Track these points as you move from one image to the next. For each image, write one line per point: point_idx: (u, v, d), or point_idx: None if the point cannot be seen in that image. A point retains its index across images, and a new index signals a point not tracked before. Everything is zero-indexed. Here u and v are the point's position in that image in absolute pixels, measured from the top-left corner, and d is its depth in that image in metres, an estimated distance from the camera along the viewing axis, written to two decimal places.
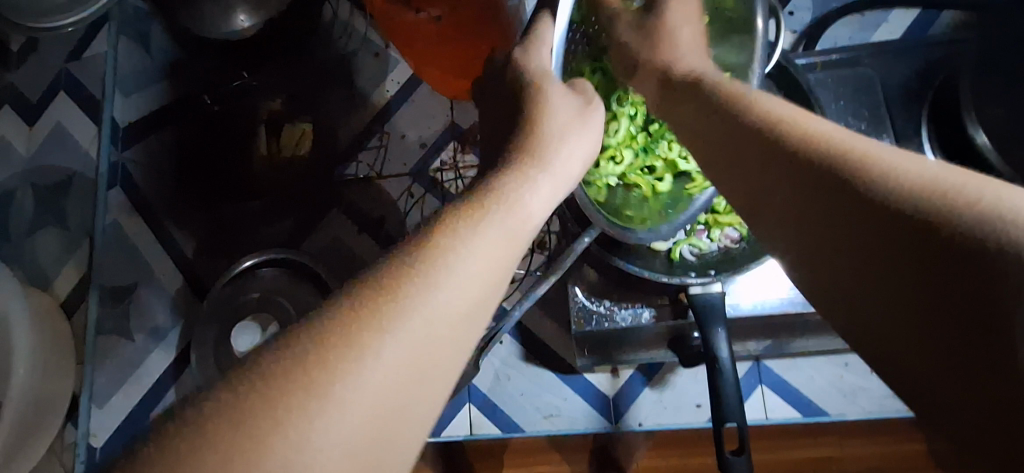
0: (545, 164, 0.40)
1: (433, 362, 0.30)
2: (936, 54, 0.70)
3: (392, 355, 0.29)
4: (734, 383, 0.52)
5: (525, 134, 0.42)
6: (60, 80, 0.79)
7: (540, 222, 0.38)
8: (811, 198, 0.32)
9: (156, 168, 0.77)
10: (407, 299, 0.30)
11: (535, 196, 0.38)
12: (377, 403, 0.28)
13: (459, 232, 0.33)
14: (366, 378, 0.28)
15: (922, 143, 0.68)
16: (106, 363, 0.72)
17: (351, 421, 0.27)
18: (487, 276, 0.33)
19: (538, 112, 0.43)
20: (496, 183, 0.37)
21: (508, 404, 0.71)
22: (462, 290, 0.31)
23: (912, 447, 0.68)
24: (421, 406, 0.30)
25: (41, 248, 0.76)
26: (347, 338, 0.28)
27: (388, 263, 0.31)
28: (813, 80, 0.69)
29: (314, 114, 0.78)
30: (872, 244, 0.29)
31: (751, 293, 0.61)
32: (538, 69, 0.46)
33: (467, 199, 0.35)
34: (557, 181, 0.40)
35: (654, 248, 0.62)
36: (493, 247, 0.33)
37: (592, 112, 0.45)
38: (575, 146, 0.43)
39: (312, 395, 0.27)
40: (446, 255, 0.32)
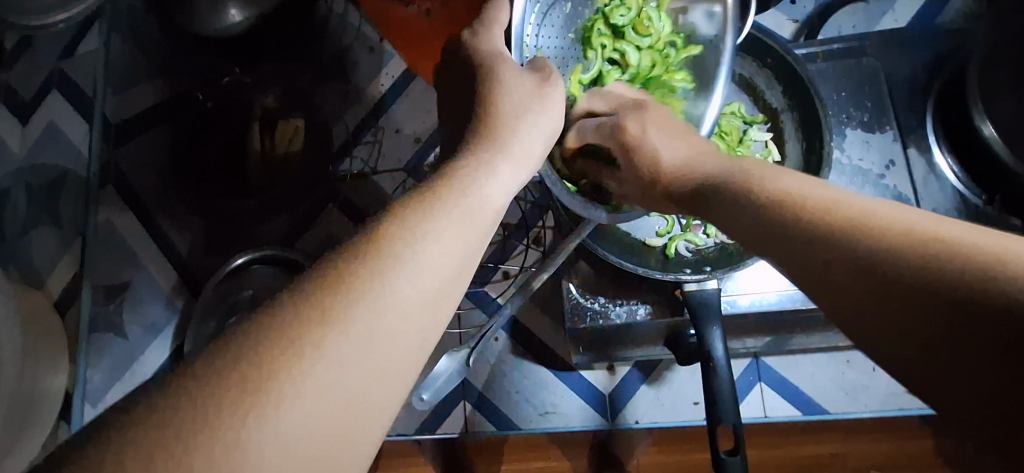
0: (505, 150, 0.40)
1: (392, 355, 0.29)
2: (941, 42, 0.68)
3: (345, 351, 0.28)
4: (730, 382, 0.51)
5: (484, 123, 0.42)
6: (52, 78, 0.79)
7: (502, 209, 0.37)
8: (790, 243, 0.34)
9: (149, 165, 0.78)
10: (356, 294, 0.29)
11: (495, 183, 0.37)
12: (336, 395, 0.27)
13: (407, 222, 0.32)
14: (319, 377, 0.27)
15: (926, 136, 0.66)
16: (101, 362, 0.72)
17: (305, 423, 0.26)
18: (446, 264, 0.32)
19: (493, 102, 0.43)
20: (450, 170, 0.37)
21: (503, 400, 0.71)
22: (413, 280, 0.31)
23: (922, 445, 0.65)
24: (381, 401, 0.29)
25: (33, 247, 0.76)
26: (290, 335, 0.27)
27: (335, 257, 0.31)
28: (814, 71, 0.68)
29: (305, 110, 0.78)
30: (852, 284, 0.30)
31: (748, 290, 0.61)
32: (488, 51, 0.46)
33: (422, 189, 0.35)
34: (518, 166, 0.40)
35: (649, 245, 0.62)
36: (452, 234, 0.33)
37: (548, 89, 0.45)
38: (535, 131, 0.43)
39: (266, 400, 0.26)
40: (393, 245, 0.31)
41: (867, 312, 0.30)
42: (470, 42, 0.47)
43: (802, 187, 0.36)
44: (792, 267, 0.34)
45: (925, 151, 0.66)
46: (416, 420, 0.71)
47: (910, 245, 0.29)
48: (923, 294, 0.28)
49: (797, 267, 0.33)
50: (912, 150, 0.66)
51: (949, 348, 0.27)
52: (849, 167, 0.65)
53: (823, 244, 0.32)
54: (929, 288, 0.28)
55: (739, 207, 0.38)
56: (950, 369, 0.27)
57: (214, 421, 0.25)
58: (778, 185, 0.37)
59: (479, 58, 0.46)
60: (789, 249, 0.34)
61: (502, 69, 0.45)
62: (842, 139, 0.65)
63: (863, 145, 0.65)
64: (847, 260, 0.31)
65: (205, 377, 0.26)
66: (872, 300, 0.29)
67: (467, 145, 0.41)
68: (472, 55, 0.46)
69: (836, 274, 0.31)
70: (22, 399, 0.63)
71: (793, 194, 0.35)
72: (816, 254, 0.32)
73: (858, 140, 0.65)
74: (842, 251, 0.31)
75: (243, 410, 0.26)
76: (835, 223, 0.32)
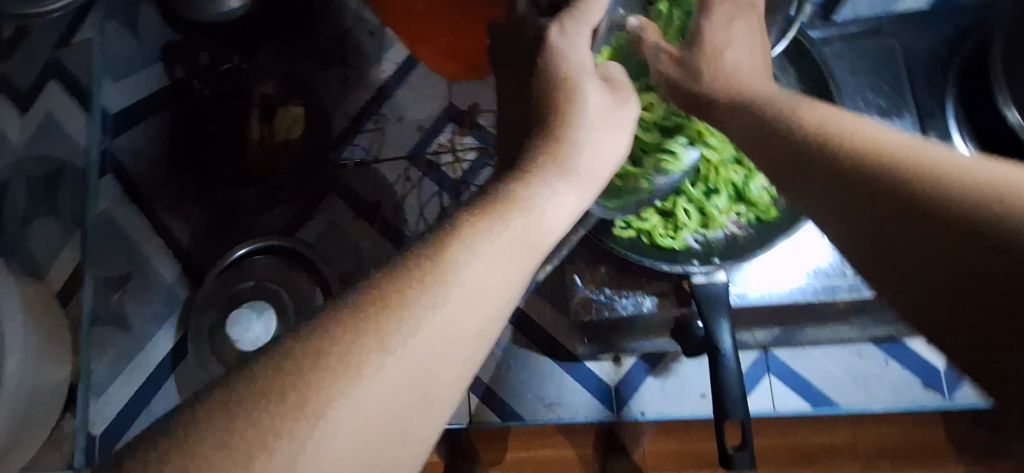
0: (571, 173, 0.39)
1: (442, 381, 0.30)
2: (962, 20, 0.66)
3: (397, 382, 0.28)
4: (738, 378, 0.50)
5: (551, 135, 0.40)
6: (49, 68, 0.79)
7: (558, 233, 0.37)
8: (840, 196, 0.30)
9: (149, 154, 0.77)
10: (417, 317, 0.29)
11: (556, 207, 0.37)
12: (387, 418, 0.28)
13: (472, 247, 0.32)
14: (375, 404, 0.27)
15: (946, 120, 0.64)
16: (105, 353, 0.73)
17: (357, 445, 0.27)
18: (500, 294, 0.32)
19: (567, 112, 0.41)
20: (515, 190, 0.36)
21: (507, 392, 0.70)
22: (473, 306, 0.31)
23: (934, 434, 0.67)
24: (425, 427, 0.29)
25: (31, 241, 0.74)
26: (348, 356, 0.28)
27: (395, 276, 0.30)
28: (830, 54, 0.65)
29: (306, 97, 0.76)
30: (882, 233, 0.27)
31: (759, 282, 0.59)
32: (571, 60, 0.43)
33: (482, 206, 0.34)
34: (580, 189, 0.38)
35: (657, 244, 0.57)
36: (512, 266, 0.33)
37: (624, 110, 0.43)
38: (601, 149, 0.41)
39: (308, 424, 0.26)
40: (458, 269, 0.31)
41: (885, 265, 0.27)
42: (556, 42, 0.44)
43: (861, 129, 0.31)
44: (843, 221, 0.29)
45: (944, 138, 0.63)
46: None
47: (969, 201, 0.25)
48: (953, 242, 0.25)
49: (839, 216, 0.30)
50: (930, 134, 0.64)
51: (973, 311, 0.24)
52: None
53: (863, 192, 0.28)
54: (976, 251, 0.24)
55: (799, 153, 0.32)
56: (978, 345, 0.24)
57: (223, 438, 0.25)
58: (860, 136, 0.31)
59: (550, 66, 0.43)
60: (838, 200, 0.30)
61: (585, 81, 0.42)
62: None
63: None
64: (910, 221, 0.26)
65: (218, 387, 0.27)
66: (920, 259, 0.26)
67: (529, 157, 0.39)
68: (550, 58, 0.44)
69: (899, 249, 0.27)
70: (25, 393, 0.64)
71: (873, 147, 0.29)
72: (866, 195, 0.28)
73: (874, 126, 0.63)
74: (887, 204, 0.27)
75: (261, 423, 0.26)
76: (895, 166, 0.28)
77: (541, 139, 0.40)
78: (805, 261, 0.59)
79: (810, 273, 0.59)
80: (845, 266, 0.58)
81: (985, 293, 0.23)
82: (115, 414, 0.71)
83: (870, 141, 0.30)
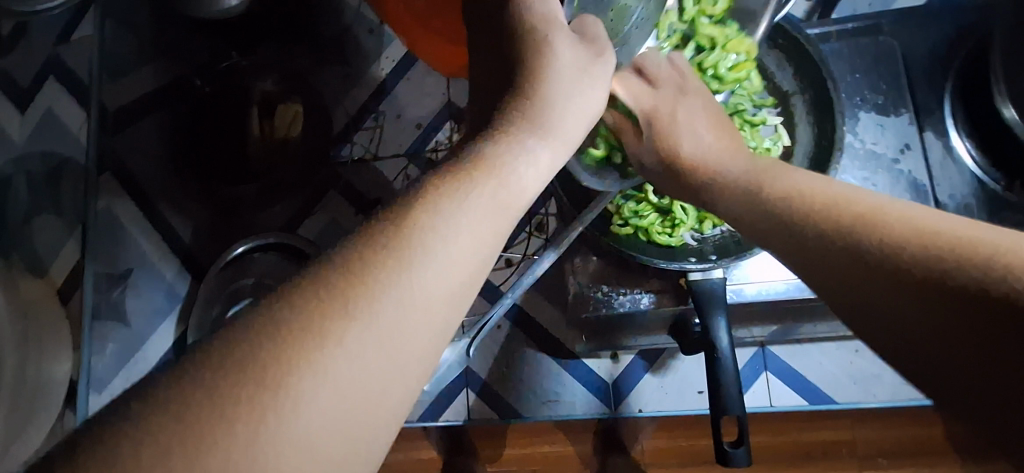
0: (545, 134, 0.39)
1: (410, 350, 0.29)
2: (963, 16, 0.66)
3: (368, 346, 0.28)
4: (736, 374, 0.50)
5: (526, 96, 0.40)
6: (48, 65, 0.79)
7: (531, 194, 0.37)
8: (833, 263, 0.32)
9: (149, 150, 0.77)
10: (379, 286, 0.29)
11: (529, 168, 0.37)
12: (353, 390, 0.27)
13: (436, 211, 0.32)
14: (344, 372, 0.27)
15: (945, 117, 0.64)
16: (105, 349, 0.73)
17: (328, 418, 0.27)
18: (472, 256, 0.32)
19: (540, 73, 0.41)
20: (482, 153, 0.36)
21: (506, 388, 0.71)
22: (439, 270, 0.30)
23: (931, 433, 0.65)
24: (399, 391, 0.29)
25: (36, 237, 0.76)
26: (312, 329, 0.27)
27: (360, 244, 0.30)
28: (828, 51, 0.65)
29: (305, 93, 0.76)
30: (860, 283, 0.31)
31: (758, 278, 0.59)
32: (541, 18, 0.42)
33: (450, 169, 0.34)
34: (557, 149, 0.39)
35: (656, 243, 0.58)
36: (482, 225, 0.33)
37: (599, 65, 0.42)
38: (578, 112, 0.41)
39: (286, 403, 0.26)
40: (421, 235, 0.31)
41: (867, 312, 0.31)
42: None
43: (826, 189, 0.35)
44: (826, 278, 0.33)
45: (942, 135, 0.63)
46: (418, 406, 0.71)
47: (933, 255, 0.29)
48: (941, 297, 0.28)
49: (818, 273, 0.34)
50: (928, 133, 0.63)
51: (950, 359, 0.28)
52: (863, 151, 0.62)
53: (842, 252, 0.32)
54: (959, 305, 0.27)
55: (773, 208, 0.37)
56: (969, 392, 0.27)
57: (212, 426, 0.25)
58: (826, 194, 0.35)
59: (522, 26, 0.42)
60: (817, 251, 0.33)
61: (558, 37, 0.42)
62: (855, 122, 0.63)
63: (877, 129, 0.63)
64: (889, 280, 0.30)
65: (198, 370, 0.26)
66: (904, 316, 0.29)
67: (499, 121, 0.39)
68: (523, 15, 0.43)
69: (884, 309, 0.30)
70: None
71: (835, 202, 0.34)
72: (850, 266, 0.32)
73: (872, 123, 0.63)
74: (878, 268, 0.31)
75: (252, 408, 0.26)
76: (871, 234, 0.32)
77: (514, 99, 0.40)
78: None
79: None
80: None
81: (956, 340, 0.27)
82: None
83: (833, 199, 0.35)
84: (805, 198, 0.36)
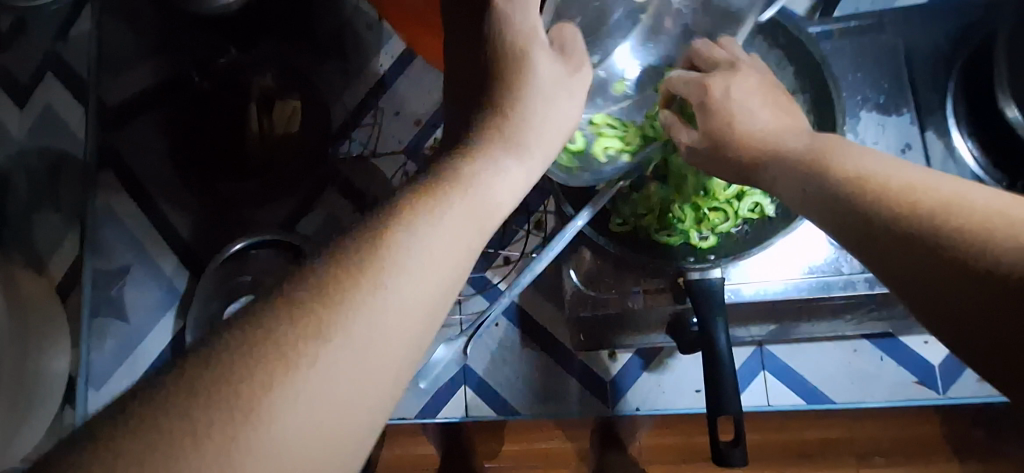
0: (518, 149, 0.40)
1: (384, 365, 0.30)
2: (966, 17, 0.65)
3: (343, 362, 0.28)
4: (733, 374, 0.50)
5: (498, 113, 0.41)
6: (47, 61, 0.79)
7: (504, 208, 0.37)
8: (868, 226, 0.35)
9: (146, 147, 0.77)
10: (353, 304, 0.29)
11: (499, 181, 0.37)
12: (331, 405, 0.28)
13: (408, 228, 0.32)
14: (318, 391, 0.28)
15: (946, 116, 0.63)
16: (104, 345, 0.73)
17: (306, 432, 0.27)
18: (442, 275, 0.32)
19: (519, 84, 0.41)
20: (455, 168, 0.36)
21: (504, 386, 0.71)
22: (412, 287, 0.31)
23: (928, 432, 0.66)
24: (375, 407, 0.30)
25: (34, 233, 0.77)
26: (288, 347, 0.28)
27: (329, 267, 0.30)
28: (829, 49, 0.64)
29: (304, 90, 0.75)
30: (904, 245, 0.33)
31: (755, 278, 0.59)
32: (525, 23, 0.42)
33: (420, 186, 0.34)
34: (529, 163, 0.40)
35: (654, 242, 0.57)
36: (452, 242, 0.33)
37: (575, 75, 0.44)
38: (556, 124, 0.42)
39: (267, 414, 0.27)
40: (395, 253, 0.31)
41: (900, 268, 0.33)
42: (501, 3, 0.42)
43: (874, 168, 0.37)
44: (860, 245, 0.35)
45: (944, 134, 0.63)
46: (416, 404, 0.71)
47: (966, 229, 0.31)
48: (967, 273, 0.30)
49: (848, 237, 0.36)
50: (930, 132, 0.63)
51: (961, 303, 0.29)
52: None
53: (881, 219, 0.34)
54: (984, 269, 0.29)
55: (816, 189, 0.39)
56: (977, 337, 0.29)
57: (197, 423, 0.26)
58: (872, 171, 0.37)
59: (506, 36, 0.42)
60: (854, 219, 0.36)
61: (535, 48, 0.42)
62: (856, 121, 0.63)
63: (878, 128, 0.62)
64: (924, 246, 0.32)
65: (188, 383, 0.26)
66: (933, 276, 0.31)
67: (472, 139, 0.39)
68: (502, 22, 0.42)
69: (914, 267, 0.32)
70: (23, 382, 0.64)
71: (882, 180, 0.36)
72: (890, 235, 0.34)
73: (873, 122, 0.63)
74: (916, 242, 0.32)
75: (232, 433, 0.26)
76: (921, 204, 0.33)
77: (489, 113, 0.41)
78: (802, 257, 0.59)
79: (806, 270, 0.59)
80: (841, 264, 0.58)
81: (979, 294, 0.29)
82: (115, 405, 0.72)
83: (880, 175, 0.36)
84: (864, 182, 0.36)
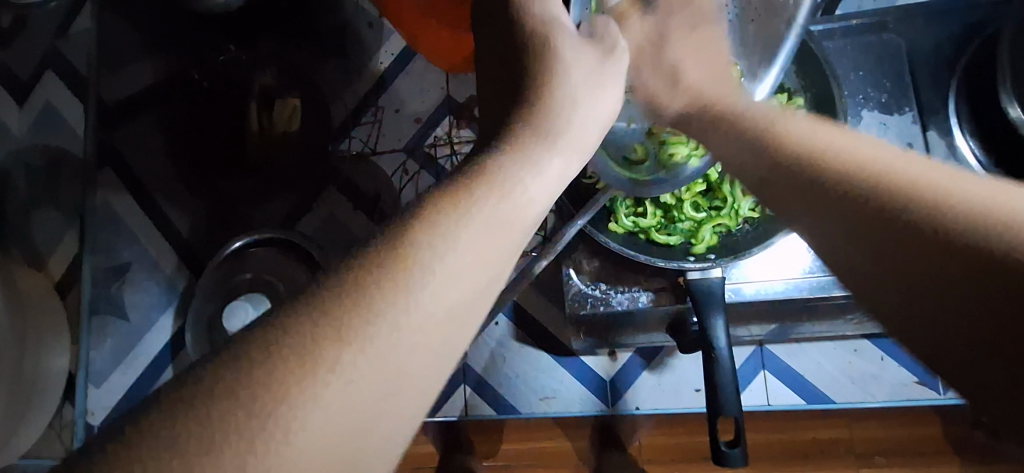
0: (556, 140, 0.36)
1: (410, 376, 0.27)
2: (969, 16, 0.65)
3: (366, 372, 0.26)
4: (732, 374, 0.50)
5: (535, 101, 0.37)
6: (47, 58, 0.79)
7: (545, 205, 0.34)
8: (828, 219, 0.29)
9: (146, 144, 0.77)
10: (380, 310, 0.27)
11: (537, 175, 0.33)
12: (352, 418, 0.26)
13: (440, 227, 0.29)
14: (337, 403, 0.25)
15: (949, 116, 0.63)
16: (104, 343, 0.74)
17: (320, 447, 0.25)
18: (474, 278, 0.29)
19: (550, 75, 0.39)
20: (490, 161, 0.33)
21: (503, 385, 0.71)
22: (442, 291, 0.28)
23: (928, 432, 0.66)
24: (399, 421, 0.27)
25: (34, 230, 0.77)
26: (303, 355, 0.25)
27: (356, 268, 0.28)
28: (832, 49, 0.64)
29: (305, 88, 0.76)
30: (877, 241, 0.27)
31: (755, 278, 0.59)
32: (545, 18, 0.41)
33: (453, 181, 0.31)
34: (571, 156, 0.36)
35: (654, 242, 0.58)
36: (486, 242, 0.30)
37: (606, 65, 0.41)
38: (591, 114, 0.39)
39: (272, 422, 0.24)
40: (424, 252, 0.28)
41: (877, 269, 0.27)
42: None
43: (830, 145, 0.32)
44: (824, 243, 0.30)
45: (946, 134, 0.63)
46: None
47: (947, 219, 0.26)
48: (953, 274, 0.25)
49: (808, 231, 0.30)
50: (932, 132, 0.63)
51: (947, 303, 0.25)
52: None
53: (849, 209, 0.29)
54: (966, 268, 0.24)
55: (770, 170, 0.33)
56: (965, 350, 0.24)
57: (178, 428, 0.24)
58: (821, 147, 0.32)
59: (532, 30, 0.41)
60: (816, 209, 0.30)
61: (558, 38, 0.40)
62: (859, 122, 0.62)
63: (880, 127, 0.62)
64: (896, 239, 0.27)
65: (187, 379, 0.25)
66: (915, 279, 0.26)
67: (508, 129, 0.36)
68: (526, 16, 0.41)
69: (892, 270, 0.27)
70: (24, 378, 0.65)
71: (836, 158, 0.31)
72: (876, 225, 0.27)
73: (876, 122, 0.62)
74: (893, 233, 0.27)
75: (235, 433, 0.24)
76: (890, 188, 0.28)
77: (523, 105, 0.38)
78: (803, 257, 0.59)
79: (807, 270, 0.58)
80: None
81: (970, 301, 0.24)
82: (115, 403, 0.72)
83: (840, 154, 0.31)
84: (835, 167, 0.30)
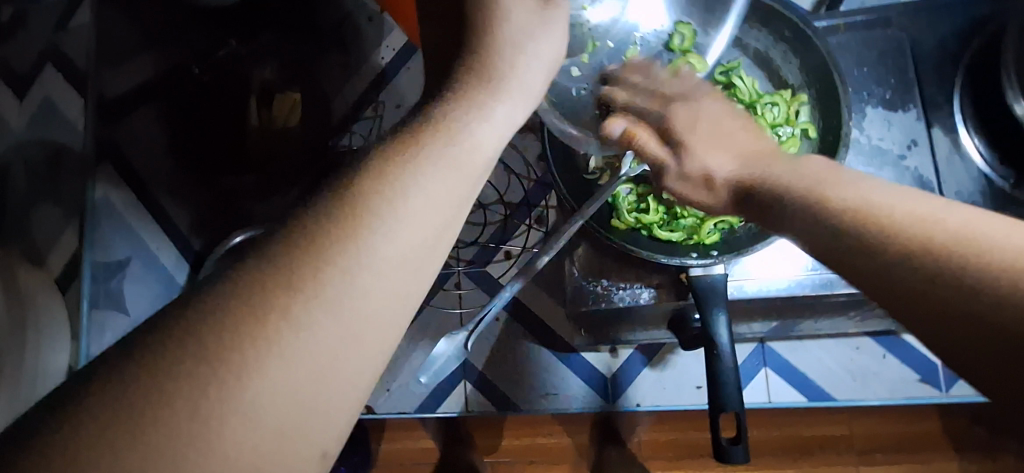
0: (500, 87, 0.35)
1: (366, 327, 0.27)
2: (975, 10, 0.64)
3: (320, 324, 0.25)
4: (734, 370, 0.50)
5: (478, 50, 0.36)
6: (47, 53, 0.78)
7: (493, 149, 0.33)
8: (879, 272, 0.28)
9: (146, 136, 0.77)
10: (329, 259, 0.26)
11: (484, 122, 0.33)
12: (310, 375, 0.25)
13: (389, 174, 0.28)
14: (293, 358, 0.25)
15: (953, 113, 0.63)
16: (104, 337, 0.73)
17: (279, 409, 0.25)
18: (426, 223, 0.28)
19: (489, 21, 0.37)
20: (437, 110, 0.32)
21: (501, 380, 0.70)
22: (394, 236, 0.27)
23: (925, 428, 0.66)
24: (360, 378, 0.27)
25: (33, 224, 0.76)
26: (254, 316, 0.25)
27: (306, 223, 0.27)
28: (835, 45, 0.64)
29: (307, 85, 0.75)
30: (931, 293, 0.26)
31: (758, 274, 0.58)
32: None
33: (402, 131, 0.31)
34: (516, 102, 0.36)
35: (656, 237, 0.57)
36: (435, 190, 0.29)
37: (550, 11, 0.39)
38: (536, 64, 0.38)
39: (238, 393, 0.24)
40: (372, 200, 0.27)
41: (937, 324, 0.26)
42: None
43: (861, 191, 0.32)
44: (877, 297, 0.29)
45: (950, 131, 0.63)
46: (415, 398, 0.70)
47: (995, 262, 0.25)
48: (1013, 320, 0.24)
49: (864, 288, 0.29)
50: (937, 129, 0.63)
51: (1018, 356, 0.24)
52: (869, 146, 0.61)
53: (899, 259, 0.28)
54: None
55: (801, 223, 0.33)
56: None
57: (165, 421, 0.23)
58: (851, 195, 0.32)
59: None
60: (862, 262, 0.29)
61: None
62: (862, 118, 0.62)
63: (884, 124, 0.62)
64: (950, 290, 0.26)
65: (165, 364, 0.24)
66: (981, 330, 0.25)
67: (452, 79, 0.35)
68: None
69: (951, 321, 0.26)
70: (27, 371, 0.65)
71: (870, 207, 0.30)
72: (925, 275, 0.27)
73: (880, 119, 0.62)
74: (942, 283, 0.26)
75: (222, 425, 0.24)
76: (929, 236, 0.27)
77: (466, 53, 0.36)
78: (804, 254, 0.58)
79: (810, 266, 0.58)
80: None
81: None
82: None
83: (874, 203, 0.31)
84: (867, 218, 0.30)
